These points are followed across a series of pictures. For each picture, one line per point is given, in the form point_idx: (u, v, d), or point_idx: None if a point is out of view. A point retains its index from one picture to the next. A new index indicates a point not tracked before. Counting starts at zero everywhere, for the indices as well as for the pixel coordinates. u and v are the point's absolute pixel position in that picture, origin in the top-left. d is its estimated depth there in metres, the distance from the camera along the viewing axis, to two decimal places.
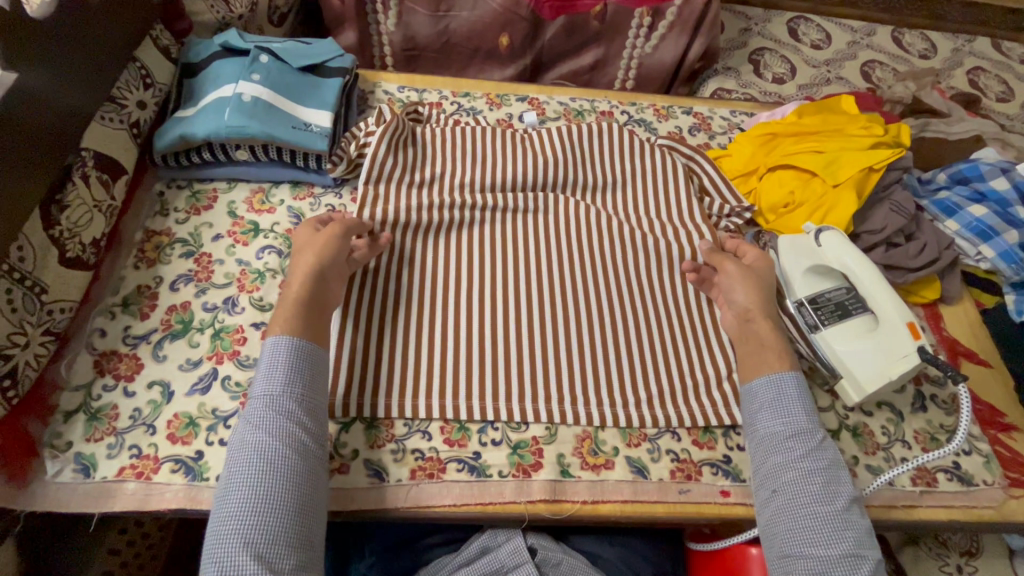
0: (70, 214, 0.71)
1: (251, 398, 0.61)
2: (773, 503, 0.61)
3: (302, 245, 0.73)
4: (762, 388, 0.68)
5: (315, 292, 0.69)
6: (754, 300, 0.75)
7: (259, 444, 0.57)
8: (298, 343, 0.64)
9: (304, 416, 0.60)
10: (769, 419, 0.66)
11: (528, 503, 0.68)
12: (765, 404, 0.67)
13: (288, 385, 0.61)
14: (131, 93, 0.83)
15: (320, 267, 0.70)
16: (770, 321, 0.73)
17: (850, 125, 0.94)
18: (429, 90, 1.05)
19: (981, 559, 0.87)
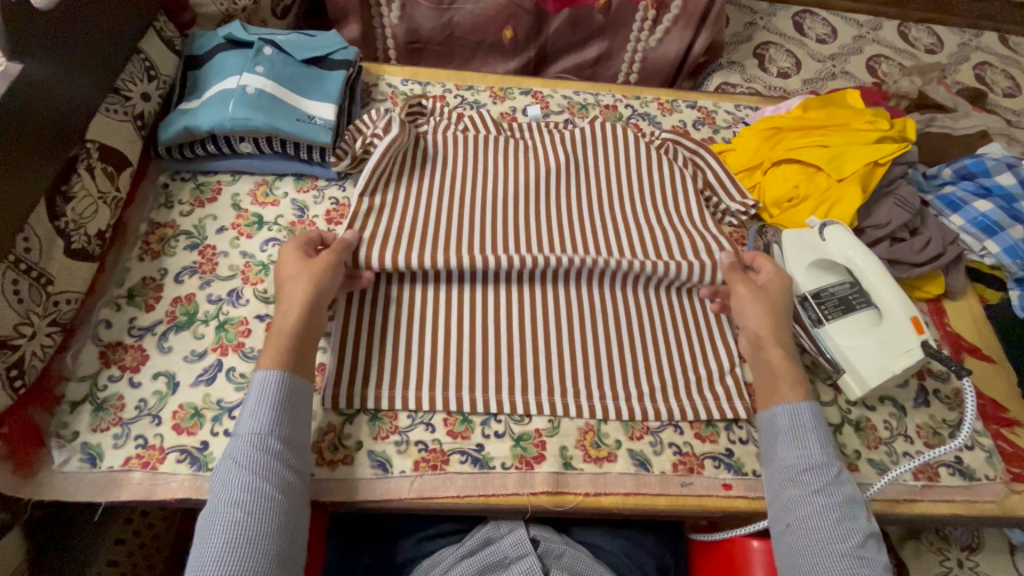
0: (75, 205, 0.71)
1: (235, 436, 0.60)
2: (787, 537, 0.61)
3: (293, 273, 0.70)
4: (780, 418, 0.67)
5: (308, 327, 0.67)
6: (765, 324, 0.73)
7: (244, 484, 0.56)
8: (287, 379, 0.63)
9: (290, 455, 0.60)
10: (791, 452, 0.64)
11: (531, 494, 0.68)
12: (787, 437, 0.65)
13: (274, 424, 0.60)
14: (136, 85, 0.83)
15: (314, 302, 0.69)
16: (781, 348, 0.71)
17: (856, 119, 0.93)
18: (433, 83, 1.04)
19: (982, 553, 0.87)
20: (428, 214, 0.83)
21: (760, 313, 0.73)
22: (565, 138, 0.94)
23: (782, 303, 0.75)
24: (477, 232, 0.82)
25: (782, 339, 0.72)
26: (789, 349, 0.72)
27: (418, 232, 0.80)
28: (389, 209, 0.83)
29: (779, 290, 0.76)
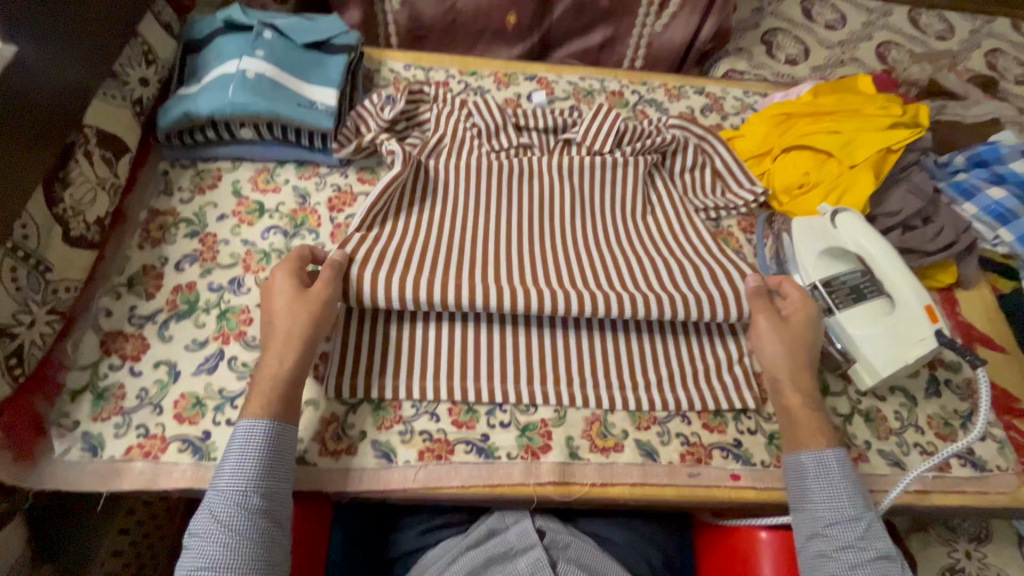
0: (73, 191, 0.70)
1: (215, 487, 0.58)
2: None
3: (285, 308, 0.66)
4: (807, 466, 0.65)
5: (299, 372, 0.64)
6: (782, 367, 0.70)
7: (221, 543, 0.55)
8: (273, 430, 0.60)
9: (270, 510, 0.58)
10: (824, 504, 0.63)
11: (537, 485, 0.67)
12: (818, 487, 0.64)
13: (256, 479, 0.58)
14: (134, 69, 0.82)
15: (308, 343, 0.66)
16: (801, 394, 0.69)
17: (868, 105, 0.91)
18: (436, 69, 1.02)
19: (990, 545, 0.86)
20: (428, 242, 0.78)
21: (781, 352, 0.70)
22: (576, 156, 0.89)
23: (805, 340, 0.72)
24: (478, 250, 0.78)
25: (802, 383, 0.69)
26: (809, 392, 0.69)
27: (416, 259, 0.74)
28: (383, 236, 0.77)
29: (803, 329, 0.71)
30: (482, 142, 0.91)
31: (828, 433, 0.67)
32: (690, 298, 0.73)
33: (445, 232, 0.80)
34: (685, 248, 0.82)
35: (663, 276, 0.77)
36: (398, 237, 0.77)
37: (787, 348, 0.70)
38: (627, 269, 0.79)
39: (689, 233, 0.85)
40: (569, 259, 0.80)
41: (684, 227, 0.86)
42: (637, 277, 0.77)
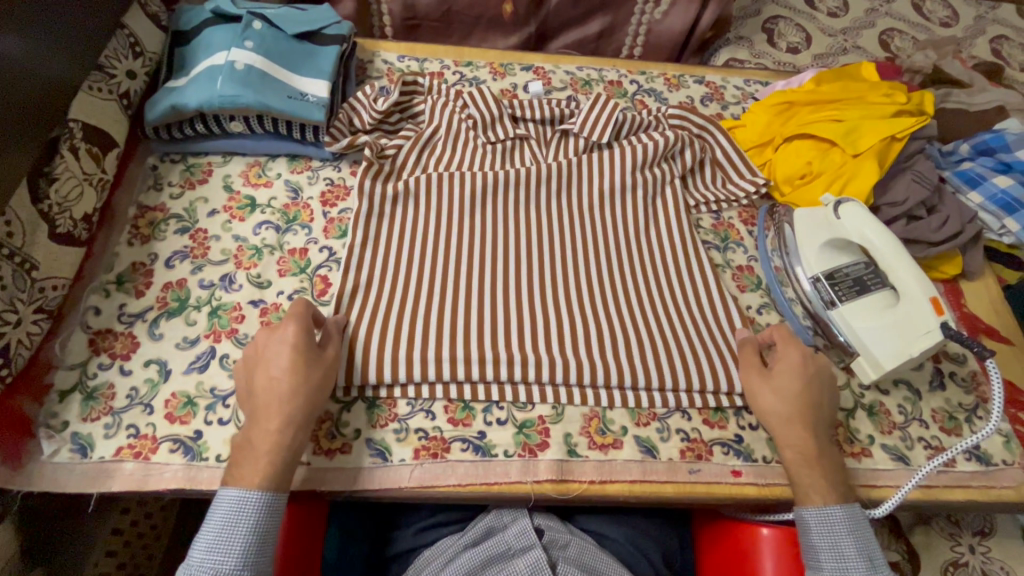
0: (58, 187, 0.68)
1: (201, 557, 0.56)
2: None
3: (291, 374, 0.62)
4: (810, 520, 0.63)
5: (300, 441, 0.61)
6: (777, 418, 0.67)
7: None
8: (264, 505, 0.57)
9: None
10: (830, 564, 0.62)
11: (534, 482, 0.66)
12: (822, 537, 0.63)
13: (245, 555, 0.56)
14: (120, 62, 0.80)
15: (311, 412, 0.62)
16: (797, 446, 0.66)
17: (873, 92, 0.89)
18: (430, 59, 1.00)
19: (994, 540, 0.85)
20: (410, 278, 0.76)
21: (775, 409, 0.67)
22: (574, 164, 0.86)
23: (803, 394, 0.67)
24: (476, 267, 0.78)
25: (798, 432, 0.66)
26: (812, 451, 0.65)
27: (409, 315, 0.73)
28: (376, 282, 0.75)
29: (792, 383, 0.68)
30: (477, 134, 0.89)
31: (823, 489, 0.64)
32: (669, 354, 0.73)
33: (440, 260, 0.78)
34: (682, 257, 0.82)
35: (657, 306, 0.77)
36: (392, 245, 0.79)
37: (785, 403, 0.67)
38: (628, 285, 0.79)
39: (690, 242, 0.83)
40: (566, 269, 0.79)
41: (686, 235, 0.84)
42: (635, 300, 0.78)
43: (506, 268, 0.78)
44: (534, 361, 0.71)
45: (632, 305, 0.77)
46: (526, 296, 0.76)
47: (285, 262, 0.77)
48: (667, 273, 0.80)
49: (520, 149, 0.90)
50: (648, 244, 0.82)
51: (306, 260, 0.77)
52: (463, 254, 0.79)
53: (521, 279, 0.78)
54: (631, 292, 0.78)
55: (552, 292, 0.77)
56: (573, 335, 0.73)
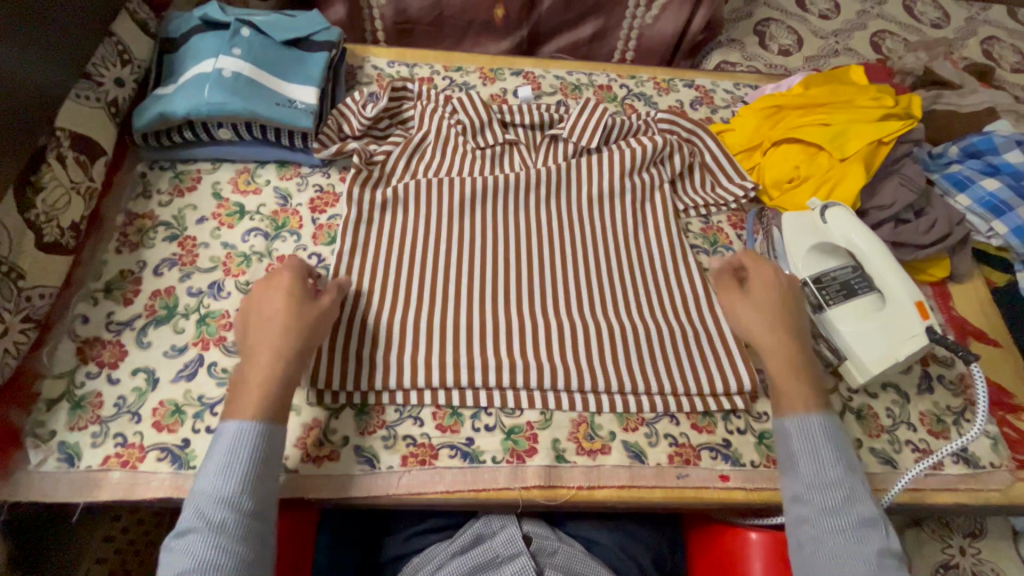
0: (45, 196, 0.68)
1: (199, 490, 0.55)
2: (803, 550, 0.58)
3: (285, 313, 0.64)
4: (789, 430, 0.63)
5: (292, 374, 0.62)
6: (757, 332, 0.69)
7: (210, 557, 0.51)
8: (265, 431, 0.58)
9: (259, 517, 0.55)
10: (806, 464, 0.61)
11: (522, 489, 0.66)
12: (804, 451, 0.61)
13: (243, 482, 0.55)
14: (108, 70, 0.80)
15: (304, 347, 0.63)
16: (778, 354, 0.67)
17: (861, 96, 0.90)
18: (420, 65, 1.00)
19: (985, 540, 0.85)
20: (397, 286, 0.76)
21: (754, 321, 0.70)
22: (564, 169, 0.86)
23: (778, 301, 0.71)
24: (465, 273, 0.78)
25: (778, 342, 0.68)
26: (793, 356, 0.67)
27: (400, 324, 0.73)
28: (368, 289, 0.75)
29: (765, 294, 0.71)
30: (467, 139, 0.89)
31: (805, 395, 0.64)
32: (655, 356, 0.74)
33: (429, 264, 0.79)
34: (670, 260, 0.82)
35: (645, 310, 0.78)
36: (381, 250, 0.79)
37: (765, 318, 0.70)
38: (616, 289, 0.79)
39: (679, 246, 0.83)
40: (554, 272, 0.79)
41: (676, 240, 0.84)
42: (623, 304, 0.78)
43: (495, 274, 0.79)
44: (522, 366, 0.71)
45: (621, 311, 0.77)
46: (513, 302, 0.76)
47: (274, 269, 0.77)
48: (656, 278, 0.80)
49: (510, 154, 0.90)
50: (638, 249, 0.83)
51: None
52: (452, 261, 0.79)
53: (509, 285, 0.78)
54: (620, 298, 0.78)
55: (541, 296, 0.77)
56: (562, 339, 0.74)
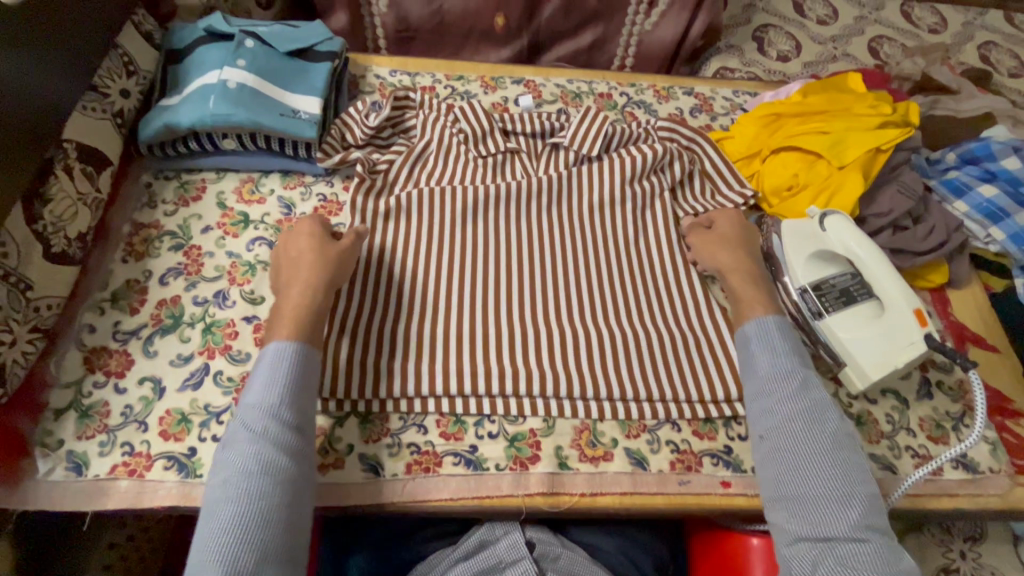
0: (53, 207, 0.69)
1: (244, 406, 0.59)
2: (762, 447, 0.63)
3: (313, 250, 0.71)
4: (750, 333, 0.70)
5: (321, 302, 0.67)
6: (725, 261, 0.78)
7: (255, 461, 0.55)
8: (301, 351, 0.62)
9: (301, 428, 0.59)
10: (764, 358, 0.67)
11: (525, 496, 0.67)
12: (760, 353, 0.68)
13: (284, 395, 0.59)
14: (114, 81, 0.81)
15: (331, 281, 0.70)
16: (742, 277, 0.75)
17: (858, 104, 0.91)
18: (421, 73, 1.01)
19: (986, 544, 0.86)
20: (401, 295, 0.77)
21: (718, 251, 0.79)
22: (565, 177, 0.86)
23: (739, 235, 0.80)
24: (466, 282, 0.79)
25: (743, 268, 0.76)
26: (752, 277, 0.75)
27: (403, 334, 0.74)
28: (371, 298, 0.76)
29: (728, 228, 0.81)
30: (468, 148, 0.90)
31: (764, 305, 0.72)
32: (655, 362, 0.75)
33: (431, 273, 0.79)
34: (670, 267, 0.83)
35: (646, 316, 0.78)
36: (384, 258, 0.80)
37: (731, 250, 0.78)
38: (617, 295, 0.80)
39: (679, 253, 0.84)
40: (555, 279, 0.80)
41: (675, 247, 0.84)
42: (624, 311, 0.79)
43: (497, 282, 0.79)
44: (524, 374, 0.72)
45: (623, 318, 0.78)
46: (515, 310, 0.77)
47: None
48: (656, 285, 0.81)
49: (511, 162, 0.91)
50: (639, 256, 0.83)
51: None
52: (455, 269, 0.80)
53: (513, 291, 0.79)
54: (621, 304, 0.79)
55: (543, 303, 0.78)
56: (564, 347, 0.74)
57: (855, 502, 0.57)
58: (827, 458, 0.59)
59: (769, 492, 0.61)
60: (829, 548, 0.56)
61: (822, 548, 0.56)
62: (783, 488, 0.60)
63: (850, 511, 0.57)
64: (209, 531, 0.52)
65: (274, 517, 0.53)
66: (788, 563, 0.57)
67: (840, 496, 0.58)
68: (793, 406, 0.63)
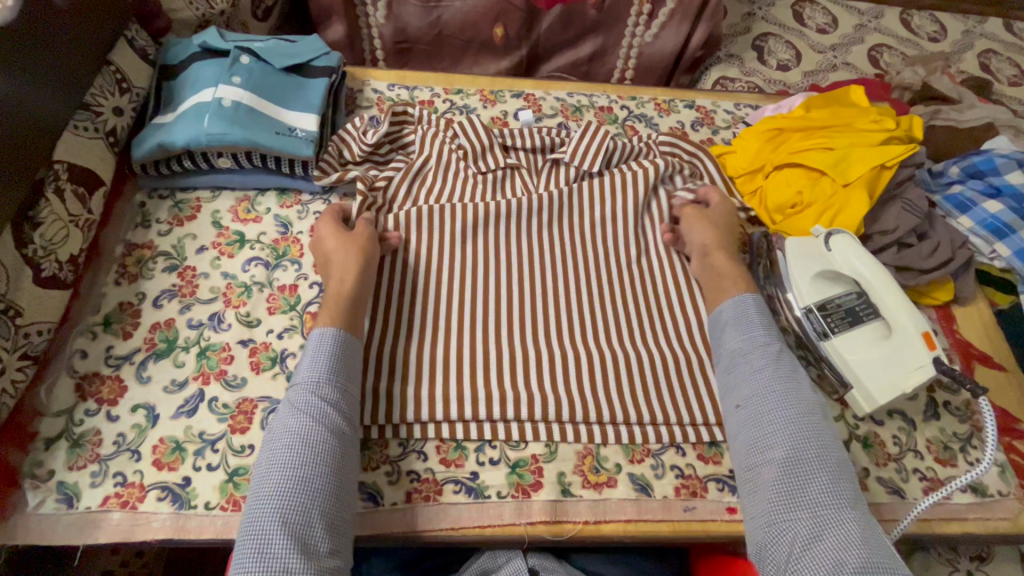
0: (44, 231, 0.67)
1: (293, 383, 0.63)
2: (737, 416, 0.65)
3: (336, 240, 0.75)
4: (726, 314, 0.71)
5: (359, 292, 0.71)
6: (709, 237, 0.80)
7: (301, 430, 0.58)
8: (342, 334, 0.66)
9: (344, 400, 0.62)
10: (735, 337, 0.69)
11: (527, 524, 0.66)
12: (732, 329, 0.70)
13: (328, 370, 0.63)
14: (107, 99, 0.80)
15: (363, 272, 0.73)
16: (726, 253, 0.78)
17: (861, 118, 0.90)
18: (420, 87, 1.00)
19: (993, 564, 0.82)
20: (400, 317, 0.76)
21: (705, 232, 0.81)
22: (567, 194, 0.85)
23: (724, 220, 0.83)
24: (469, 302, 0.78)
25: (721, 251, 0.78)
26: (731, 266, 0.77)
27: (409, 358, 0.73)
28: (373, 322, 0.75)
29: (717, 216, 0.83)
30: (468, 164, 0.88)
31: (745, 281, 0.75)
32: (659, 384, 0.73)
33: (433, 295, 0.78)
34: (671, 284, 0.82)
35: (648, 336, 0.77)
36: (384, 279, 0.78)
37: (711, 235, 0.80)
38: (619, 314, 0.79)
39: (683, 271, 0.83)
40: (557, 298, 0.79)
41: (677, 263, 0.83)
42: (628, 331, 0.77)
43: (499, 301, 0.78)
44: (526, 399, 0.70)
45: (626, 337, 0.77)
46: (517, 330, 0.76)
47: (275, 299, 0.76)
48: (658, 305, 0.80)
49: (511, 178, 0.90)
50: (641, 275, 0.82)
51: (296, 296, 0.77)
52: (454, 288, 0.79)
53: (514, 311, 0.77)
54: (623, 324, 0.78)
55: (546, 324, 0.77)
56: (566, 371, 0.73)
57: (823, 468, 0.57)
58: (815, 440, 0.59)
59: (744, 463, 0.62)
60: (804, 515, 0.55)
61: (796, 515, 0.55)
62: (756, 456, 0.60)
63: (821, 477, 0.57)
64: (260, 492, 0.55)
65: (320, 481, 0.56)
66: (768, 540, 0.56)
67: (808, 462, 0.58)
68: (776, 387, 0.63)
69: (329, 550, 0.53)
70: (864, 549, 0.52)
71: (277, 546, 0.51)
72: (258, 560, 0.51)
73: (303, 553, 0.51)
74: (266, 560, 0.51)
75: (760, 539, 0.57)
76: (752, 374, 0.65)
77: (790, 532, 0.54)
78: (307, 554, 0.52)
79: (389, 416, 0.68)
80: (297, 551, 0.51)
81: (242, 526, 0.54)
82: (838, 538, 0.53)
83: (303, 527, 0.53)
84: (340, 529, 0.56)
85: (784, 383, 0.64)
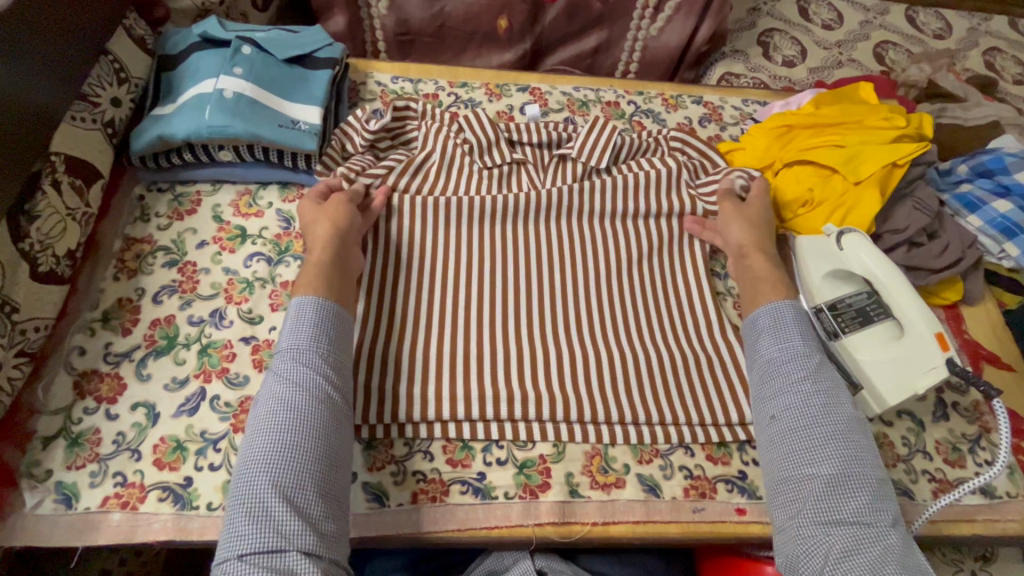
0: (41, 224, 0.66)
1: (276, 351, 0.62)
2: (771, 429, 0.63)
3: (318, 209, 0.74)
4: (760, 323, 0.69)
5: (335, 252, 0.70)
6: (747, 237, 0.78)
7: (285, 397, 0.57)
8: (325, 301, 0.64)
9: (330, 366, 0.61)
10: (770, 346, 0.67)
11: (536, 525, 0.65)
12: (768, 339, 0.67)
13: (309, 337, 0.61)
14: (105, 89, 0.78)
15: (341, 237, 0.71)
16: (759, 259, 0.76)
17: (871, 116, 0.89)
18: (424, 80, 0.98)
19: (996, 564, 0.81)
20: (405, 311, 0.75)
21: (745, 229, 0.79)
22: (574, 189, 0.83)
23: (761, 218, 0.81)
24: (473, 298, 0.77)
25: (750, 256, 0.77)
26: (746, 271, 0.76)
27: (415, 356, 0.71)
28: (373, 320, 0.73)
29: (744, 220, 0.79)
30: (473, 159, 0.87)
31: (767, 285, 0.73)
32: (665, 382, 0.72)
33: (439, 292, 0.77)
34: (679, 283, 0.81)
35: (655, 333, 0.76)
36: (380, 271, 0.77)
37: (733, 231, 0.79)
38: (627, 311, 0.78)
39: (690, 269, 0.82)
40: (565, 296, 0.78)
41: (684, 261, 0.82)
42: (635, 329, 0.76)
43: (503, 299, 0.77)
44: (531, 398, 0.69)
45: (633, 335, 0.76)
46: (523, 327, 0.75)
47: (277, 295, 0.75)
48: (667, 303, 0.79)
49: (517, 173, 0.88)
50: (649, 273, 0.81)
51: None
52: (461, 285, 0.78)
53: (521, 306, 0.77)
54: (631, 322, 0.77)
55: (553, 320, 0.76)
56: (573, 372, 0.72)
57: (864, 487, 0.57)
58: (831, 448, 0.59)
59: (777, 473, 0.60)
60: (838, 528, 0.55)
61: (833, 530, 0.55)
62: (793, 470, 0.59)
63: (861, 495, 0.56)
64: (246, 459, 0.54)
65: (308, 447, 0.55)
66: (798, 550, 0.55)
67: (851, 479, 0.57)
68: (796, 397, 0.62)
69: (321, 514, 0.53)
70: (899, 563, 0.52)
71: (268, 511, 0.51)
72: (249, 524, 0.50)
73: (294, 517, 0.51)
74: (256, 523, 0.50)
75: (789, 550, 0.56)
76: (784, 381, 0.64)
77: (826, 544, 0.54)
78: (299, 518, 0.51)
79: (396, 416, 0.67)
80: (288, 516, 0.51)
81: (230, 493, 0.54)
82: (873, 556, 0.53)
83: (292, 492, 0.52)
84: (334, 493, 0.55)
85: (809, 389, 0.62)
